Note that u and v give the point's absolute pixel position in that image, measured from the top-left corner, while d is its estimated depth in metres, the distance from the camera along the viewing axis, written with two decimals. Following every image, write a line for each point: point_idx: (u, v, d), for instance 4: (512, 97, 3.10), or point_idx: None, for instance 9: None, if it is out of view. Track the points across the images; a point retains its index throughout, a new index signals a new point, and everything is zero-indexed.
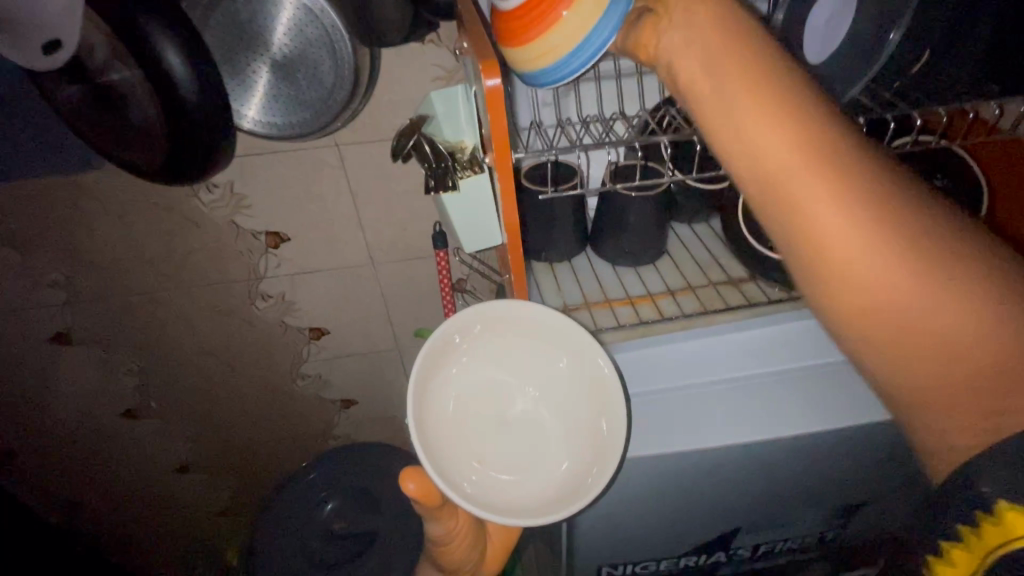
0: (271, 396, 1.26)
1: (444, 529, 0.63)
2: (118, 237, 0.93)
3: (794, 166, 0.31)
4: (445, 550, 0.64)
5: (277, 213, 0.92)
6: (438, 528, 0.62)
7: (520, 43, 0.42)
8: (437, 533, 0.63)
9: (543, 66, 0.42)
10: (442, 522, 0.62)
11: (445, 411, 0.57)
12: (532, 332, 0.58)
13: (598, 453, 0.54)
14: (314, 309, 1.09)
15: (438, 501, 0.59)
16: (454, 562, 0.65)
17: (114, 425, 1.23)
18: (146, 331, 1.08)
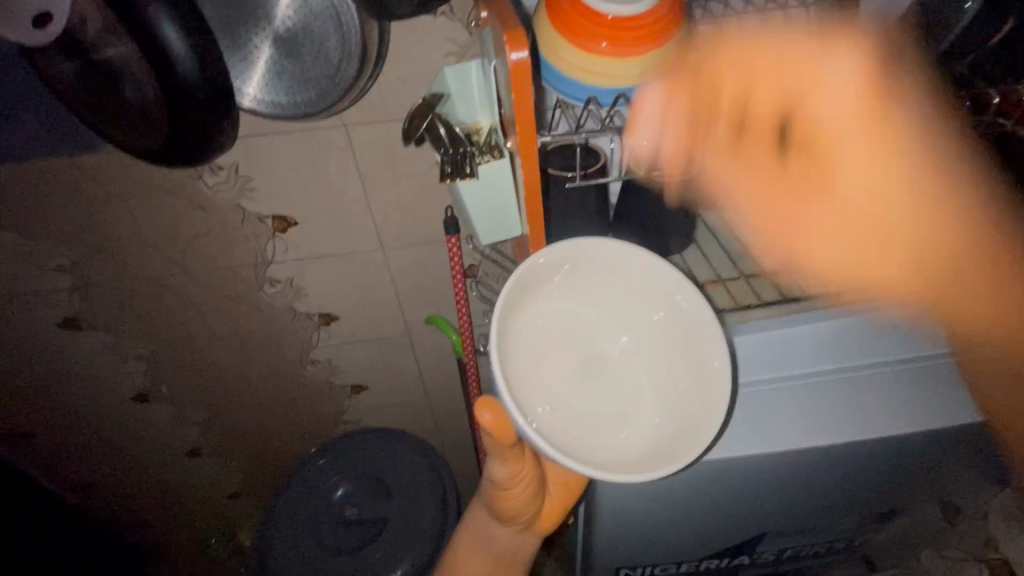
0: (282, 381, 1.24)
1: (509, 473, 0.55)
2: (122, 221, 0.90)
3: None
4: (503, 497, 0.57)
5: (284, 197, 0.89)
6: (507, 470, 0.55)
7: (575, 43, 0.46)
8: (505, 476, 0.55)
9: (574, 76, 0.47)
10: (509, 464, 0.55)
11: (525, 348, 0.54)
12: (629, 283, 0.56)
13: (689, 417, 0.51)
14: (324, 295, 1.07)
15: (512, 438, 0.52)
16: (513, 513, 0.58)
17: (125, 409, 1.23)
18: (155, 316, 1.07)
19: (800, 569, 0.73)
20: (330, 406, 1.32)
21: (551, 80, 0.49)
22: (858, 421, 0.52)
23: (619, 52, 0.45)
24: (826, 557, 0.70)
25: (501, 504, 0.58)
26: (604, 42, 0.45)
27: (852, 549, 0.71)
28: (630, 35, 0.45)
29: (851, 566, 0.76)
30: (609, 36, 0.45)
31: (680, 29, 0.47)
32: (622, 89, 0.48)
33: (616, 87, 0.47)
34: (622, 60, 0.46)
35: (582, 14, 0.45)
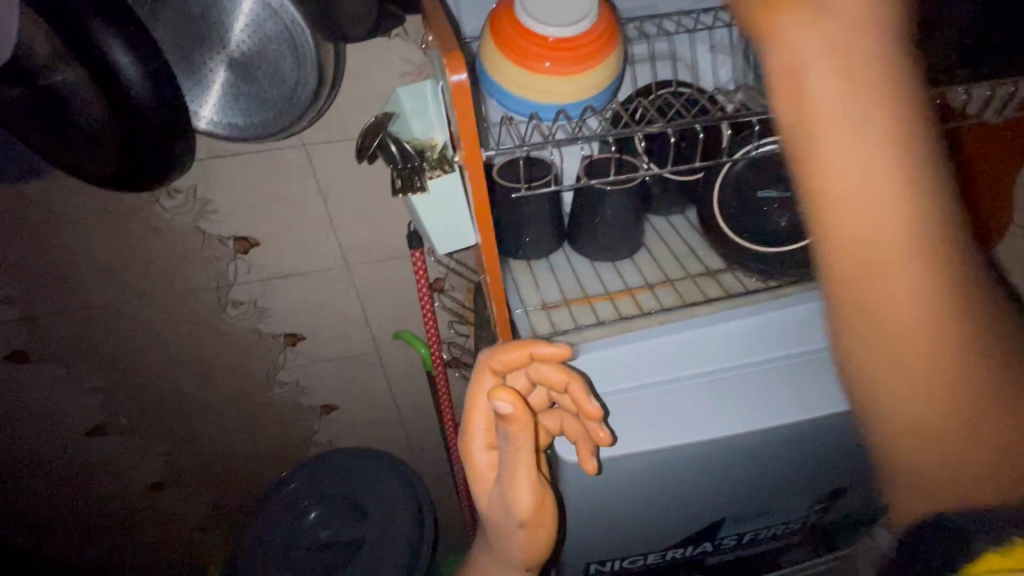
0: (249, 405, 1.22)
1: (531, 480, 0.46)
2: (76, 248, 0.88)
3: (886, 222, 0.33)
4: (533, 525, 0.49)
5: (244, 217, 0.89)
6: (531, 488, 0.47)
7: (517, 63, 0.49)
8: (530, 499, 0.47)
9: (517, 94, 0.51)
10: (527, 465, 0.46)
11: None
12: None
13: None
14: (288, 314, 1.06)
15: (530, 415, 0.44)
16: (531, 538, 0.50)
17: (82, 444, 1.18)
18: (112, 345, 1.04)
19: (762, 554, 0.76)
20: (299, 427, 1.30)
21: (497, 97, 0.52)
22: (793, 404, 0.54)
23: (559, 71, 0.49)
24: (784, 539, 0.74)
25: (526, 538, 0.50)
26: (547, 62, 0.49)
27: (808, 530, 0.75)
28: (567, 56, 0.49)
29: (811, 548, 0.80)
30: (549, 57, 0.48)
31: (616, 50, 0.51)
32: (563, 105, 0.51)
33: (557, 103, 0.51)
34: (562, 78, 0.49)
35: (522, 36, 0.49)
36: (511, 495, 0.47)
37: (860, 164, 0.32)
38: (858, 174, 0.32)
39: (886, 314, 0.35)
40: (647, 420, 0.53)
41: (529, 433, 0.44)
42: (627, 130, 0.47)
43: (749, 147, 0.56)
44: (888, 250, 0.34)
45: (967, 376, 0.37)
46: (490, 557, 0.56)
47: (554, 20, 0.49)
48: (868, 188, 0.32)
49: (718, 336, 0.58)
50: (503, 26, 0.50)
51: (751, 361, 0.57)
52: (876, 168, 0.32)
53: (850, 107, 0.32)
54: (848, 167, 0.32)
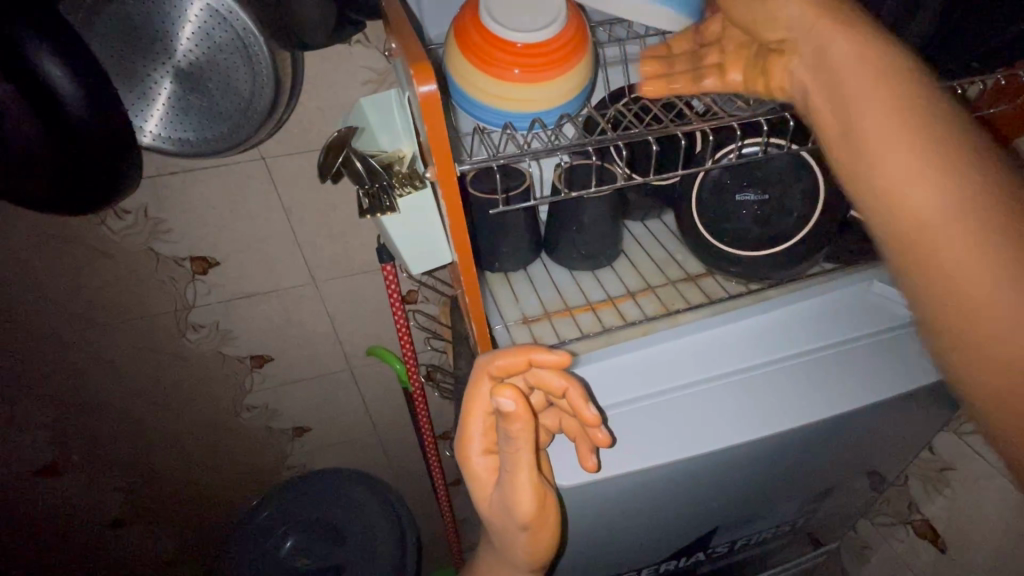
0: (214, 432, 1.16)
1: (530, 484, 0.44)
2: (13, 277, 0.81)
3: (938, 203, 0.35)
4: (535, 532, 0.46)
5: (201, 236, 0.84)
6: (533, 492, 0.44)
7: (487, 70, 0.47)
8: (532, 504, 0.44)
9: (487, 104, 0.48)
10: (526, 467, 0.43)
11: None
12: None
13: None
14: (254, 336, 1.01)
15: (530, 413, 0.41)
16: (533, 548, 0.47)
17: (28, 485, 1.09)
18: (60, 377, 0.96)
19: (752, 557, 0.76)
20: (270, 452, 1.25)
21: (468, 106, 0.49)
22: (786, 408, 0.53)
23: (530, 79, 0.47)
24: (774, 541, 0.74)
25: (528, 546, 0.47)
26: (516, 69, 0.47)
27: (796, 530, 0.75)
28: (538, 62, 0.47)
29: (798, 546, 0.80)
30: (520, 63, 0.46)
31: (588, 55, 0.49)
32: (534, 114, 0.49)
33: (529, 111, 0.49)
34: (533, 85, 0.47)
35: (491, 41, 0.46)
36: (511, 501, 0.45)
37: (924, 183, 0.35)
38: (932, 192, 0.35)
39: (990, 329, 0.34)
40: (637, 435, 0.51)
41: (528, 434, 0.42)
42: (605, 138, 0.45)
43: (731, 148, 0.54)
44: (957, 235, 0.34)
45: None
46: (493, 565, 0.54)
47: (522, 25, 0.47)
48: (937, 206, 0.35)
49: (704, 344, 0.57)
50: (470, 32, 0.47)
51: (740, 367, 0.55)
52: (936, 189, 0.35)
53: (865, 107, 0.37)
54: (885, 162, 0.36)
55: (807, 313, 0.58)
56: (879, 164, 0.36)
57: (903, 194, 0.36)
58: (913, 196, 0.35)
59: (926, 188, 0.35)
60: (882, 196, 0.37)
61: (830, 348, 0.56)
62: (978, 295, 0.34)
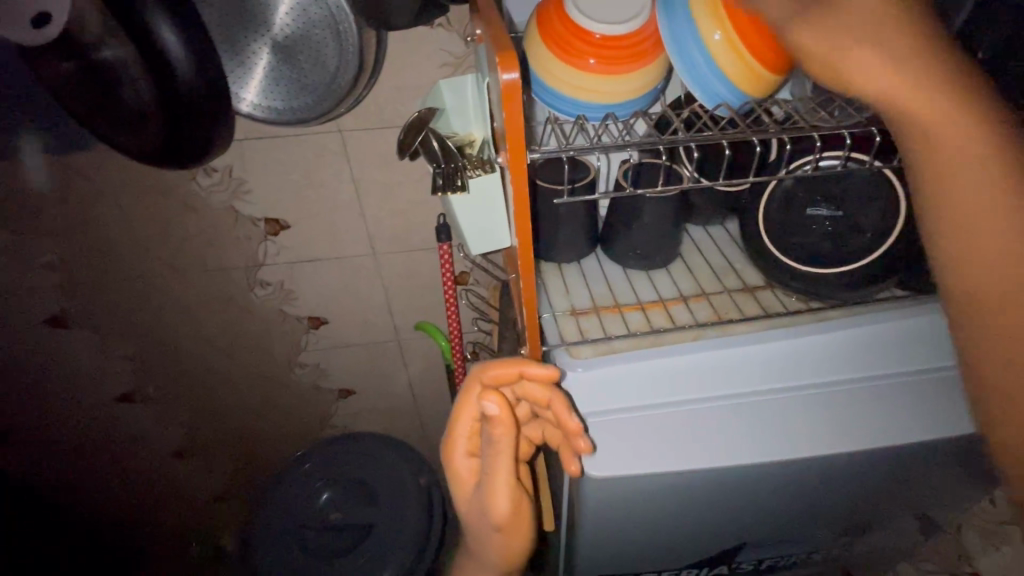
0: (269, 383, 1.24)
1: (507, 493, 0.45)
2: (114, 221, 0.90)
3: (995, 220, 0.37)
4: (508, 534, 0.48)
5: (277, 200, 0.89)
6: (509, 498, 0.46)
7: (563, 59, 0.48)
8: (507, 509, 0.46)
9: (559, 92, 0.50)
10: (503, 474, 0.45)
11: None
12: None
13: None
14: (314, 298, 1.07)
15: (514, 419, 0.44)
16: (508, 551, 0.49)
17: (108, 410, 1.21)
18: (143, 316, 1.06)
19: None
20: (316, 410, 1.32)
21: (542, 93, 0.51)
22: (825, 436, 0.52)
23: (608, 70, 0.47)
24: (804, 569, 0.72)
25: (503, 547, 0.49)
26: (593, 60, 0.47)
27: (829, 562, 0.73)
28: (615, 54, 0.47)
29: None
30: (598, 54, 0.47)
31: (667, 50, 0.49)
32: (604, 107, 0.50)
33: (602, 103, 0.49)
34: (609, 77, 0.48)
35: (573, 30, 0.47)
36: (488, 504, 0.46)
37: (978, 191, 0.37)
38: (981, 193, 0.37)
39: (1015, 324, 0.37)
40: (671, 442, 0.51)
41: (510, 440, 0.44)
42: (678, 138, 0.45)
43: (808, 160, 0.52)
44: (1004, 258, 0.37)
45: None
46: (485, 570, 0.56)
47: (605, 16, 0.47)
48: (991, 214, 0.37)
49: (751, 358, 0.55)
50: (552, 19, 0.48)
51: (789, 390, 0.54)
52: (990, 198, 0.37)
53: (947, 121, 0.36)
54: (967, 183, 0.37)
55: (869, 339, 0.55)
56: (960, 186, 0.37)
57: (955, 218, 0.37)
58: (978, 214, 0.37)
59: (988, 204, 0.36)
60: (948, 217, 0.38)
61: (881, 379, 0.55)
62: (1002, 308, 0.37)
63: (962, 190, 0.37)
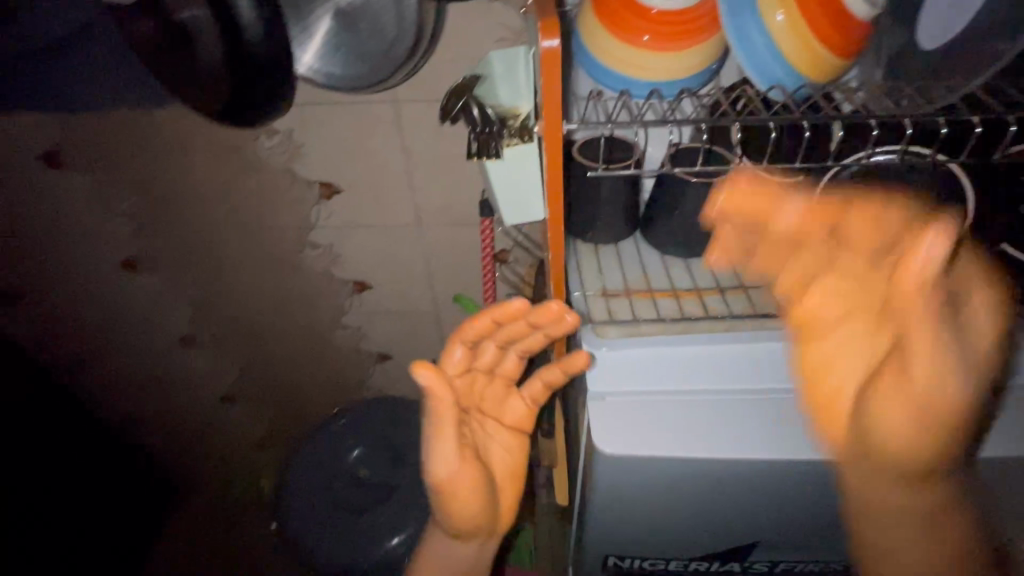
0: (312, 341, 1.30)
1: (443, 433, 0.59)
2: (185, 175, 0.97)
3: (913, 432, 0.42)
4: (461, 476, 0.60)
5: (331, 165, 0.93)
6: (444, 439, 0.59)
7: (614, 32, 0.47)
8: (445, 448, 0.59)
9: (606, 66, 0.49)
10: (439, 420, 0.59)
11: None
12: None
13: None
14: (359, 263, 1.11)
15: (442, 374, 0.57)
16: (461, 496, 0.60)
17: (170, 350, 1.32)
18: (205, 266, 1.14)
19: None
20: (354, 371, 1.38)
21: (589, 66, 0.50)
22: None
23: (658, 47, 0.47)
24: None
25: (460, 489, 0.60)
26: (645, 35, 0.47)
27: None
28: (668, 31, 0.46)
29: None
30: (652, 30, 0.46)
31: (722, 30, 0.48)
32: (651, 85, 0.49)
33: (649, 79, 0.49)
34: (659, 54, 0.47)
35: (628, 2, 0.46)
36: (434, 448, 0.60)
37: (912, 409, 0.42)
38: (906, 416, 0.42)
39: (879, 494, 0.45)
40: (685, 426, 0.52)
41: (442, 392, 0.58)
42: (722, 120, 0.44)
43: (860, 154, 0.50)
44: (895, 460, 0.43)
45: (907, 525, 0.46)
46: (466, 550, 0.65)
47: None
48: (910, 430, 0.42)
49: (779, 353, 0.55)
50: None
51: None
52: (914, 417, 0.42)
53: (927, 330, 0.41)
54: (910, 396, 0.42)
55: None
56: (902, 397, 0.42)
57: (890, 422, 0.42)
58: (899, 422, 0.42)
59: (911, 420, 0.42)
60: (884, 419, 0.43)
61: None
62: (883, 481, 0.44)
63: (908, 397, 0.42)
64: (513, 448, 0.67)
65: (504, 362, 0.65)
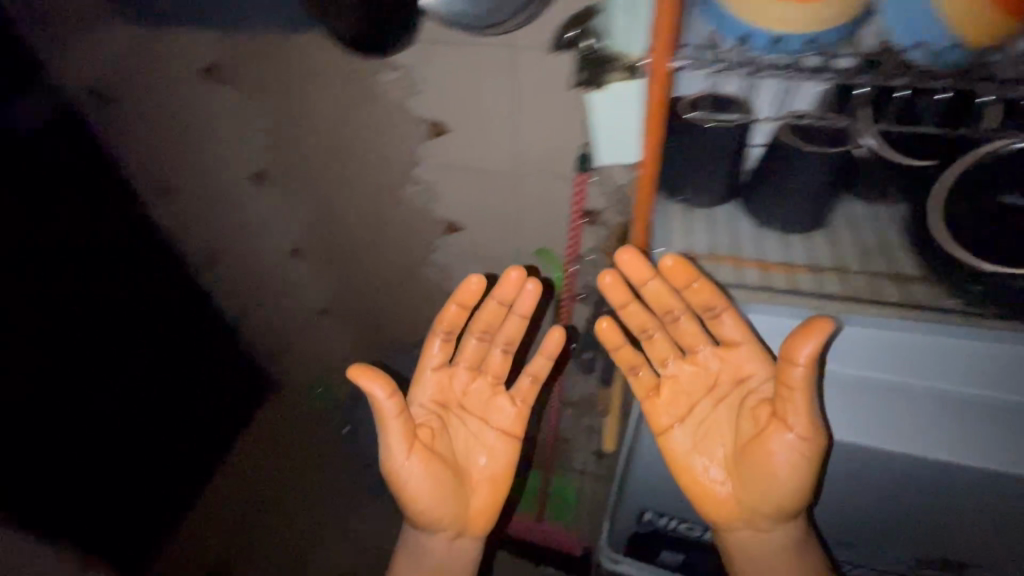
0: (401, 272, 1.41)
1: (393, 435, 0.88)
2: (312, 102, 1.07)
3: (780, 465, 0.73)
4: (419, 462, 0.90)
5: (443, 106, 0.98)
6: (398, 435, 0.88)
7: None
8: (399, 441, 0.88)
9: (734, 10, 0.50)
10: (389, 427, 0.88)
11: None
12: None
13: None
14: (454, 204, 1.17)
15: (391, 385, 0.87)
16: (415, 486, 0.89)
17: (283, 258, 1.49)
18: (319, 187, 1.26)
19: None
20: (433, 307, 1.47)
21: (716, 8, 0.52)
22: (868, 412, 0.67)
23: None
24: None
25: (420, 473, 0.90)
26: None
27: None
28: None
29: None
30: None
31: None
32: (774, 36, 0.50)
33: (774, 29, 0.50)
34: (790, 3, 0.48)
35: None
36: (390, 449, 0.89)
37: (765, 452, 0.74)
38: (784, 475, 0.72)
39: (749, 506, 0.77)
40: None
41: (392, 405, 0.87)
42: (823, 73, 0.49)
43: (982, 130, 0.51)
44: (763, 481, 0.75)
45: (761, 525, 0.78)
46: (440, 542, 0.94)
47: None
48: (775, 466, 0.73)
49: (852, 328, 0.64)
50: None
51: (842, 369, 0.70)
52: (771, 455, 0.73)
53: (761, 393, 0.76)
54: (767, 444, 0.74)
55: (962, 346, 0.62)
56: (767, 447, 0.73)
57: (768, 459, 0.73)
58: (768, 459, 0.73)
59: (771, 458, 0.73)
60: (760, 460, 0.74)
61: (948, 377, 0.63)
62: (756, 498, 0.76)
63: (768, 448, 0.73)
64: (495, 445, 1.00)
65: (492, 360, 1.01)
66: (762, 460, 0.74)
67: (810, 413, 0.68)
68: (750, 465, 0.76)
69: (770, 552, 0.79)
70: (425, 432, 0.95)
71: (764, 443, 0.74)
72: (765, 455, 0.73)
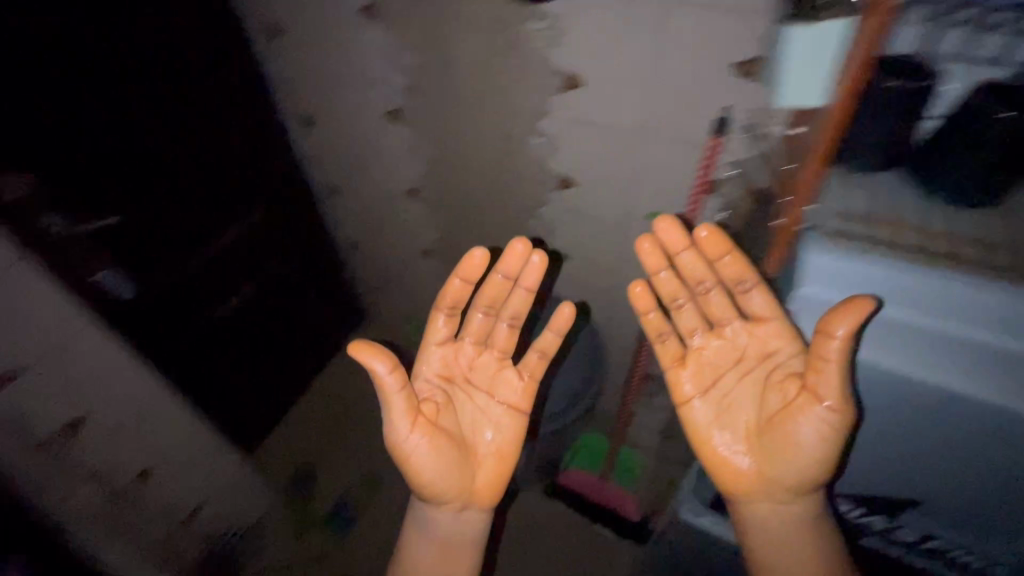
0: (506, 224, 1.47)
1: (394, 403, 0.82)
2: (457, 45, 1.13)
3: (804, 440, 0.72)
4: (427, 433, 0.84)
5: (582, 58, 1.01)
6: (401, 403, 0.82)
7: None
8: (401, 408, 0.82)
9: None
10: (390, 396, 0.81)
11: None
12: None
13: None
14: (572, 160, 1.20)
15: (387, 355, 0.80)
16: (422, 458, 0.83)
17: (399, 197, 1.60)
18: (445, 131, 1.33)
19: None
20: None
21: None
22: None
23: None
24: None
25: (427, 444, 0.84)
26: None
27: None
28: None
29: None
30: None
31: None
32: None
33: None
34: None
35: None
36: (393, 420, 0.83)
37: (790, 423, 0.73)
38: (805, 448, 0.72)
39: (770, 479, 0.77)
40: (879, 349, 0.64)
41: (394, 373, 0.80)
42: None
43: None
44: (783, 455, 0.74)
45: (785, 503, 0.77)
46: (447, 514, 0.88)
47: None
48: (800, 440, 0.72)
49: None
50: None
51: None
52: (792, 427, 0.73)
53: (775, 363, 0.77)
54: (791, 415, 0.73)
55: None
56: (791, 416, 0.73)
57: (790, 430, 0.73)
58: (791, 431, 0.73)
59: (796, 431, 0.73)
60: (784, 432, 0.74)
61: None
62: (776, 471, 0.76)
63: (795, 420, 0.72)
64: (503, 421, 0.93)
65: (497, 335, 0.95)
66: (786, 432, 0.74)
67: (842, 391, 0.66)
68: (773, 440, 0.75)
69: (789, 533, 0.77)
70: (430, 407, 0.88)
71: (790, 415, 0.73)
72: (784, 432, 0.74)
